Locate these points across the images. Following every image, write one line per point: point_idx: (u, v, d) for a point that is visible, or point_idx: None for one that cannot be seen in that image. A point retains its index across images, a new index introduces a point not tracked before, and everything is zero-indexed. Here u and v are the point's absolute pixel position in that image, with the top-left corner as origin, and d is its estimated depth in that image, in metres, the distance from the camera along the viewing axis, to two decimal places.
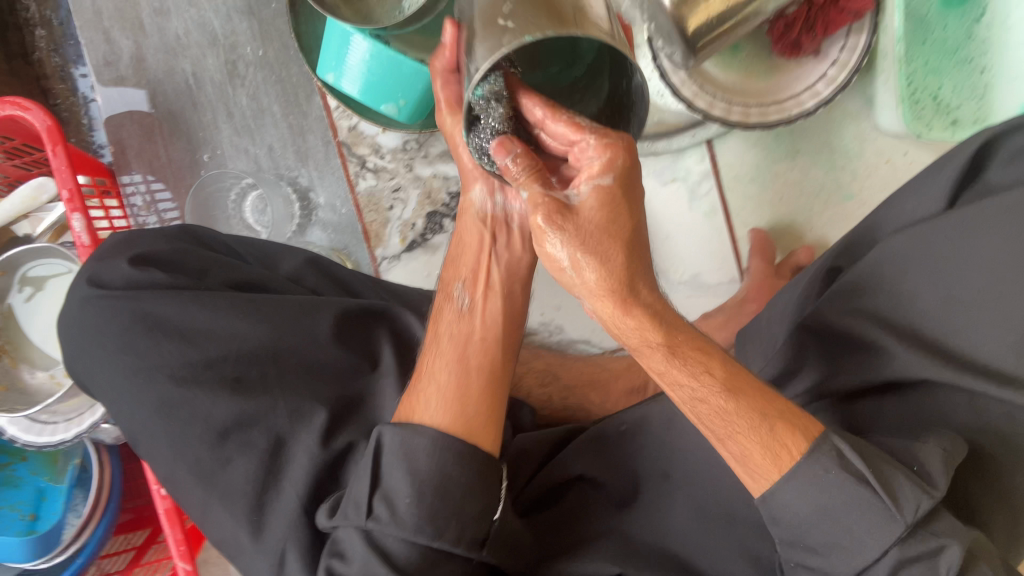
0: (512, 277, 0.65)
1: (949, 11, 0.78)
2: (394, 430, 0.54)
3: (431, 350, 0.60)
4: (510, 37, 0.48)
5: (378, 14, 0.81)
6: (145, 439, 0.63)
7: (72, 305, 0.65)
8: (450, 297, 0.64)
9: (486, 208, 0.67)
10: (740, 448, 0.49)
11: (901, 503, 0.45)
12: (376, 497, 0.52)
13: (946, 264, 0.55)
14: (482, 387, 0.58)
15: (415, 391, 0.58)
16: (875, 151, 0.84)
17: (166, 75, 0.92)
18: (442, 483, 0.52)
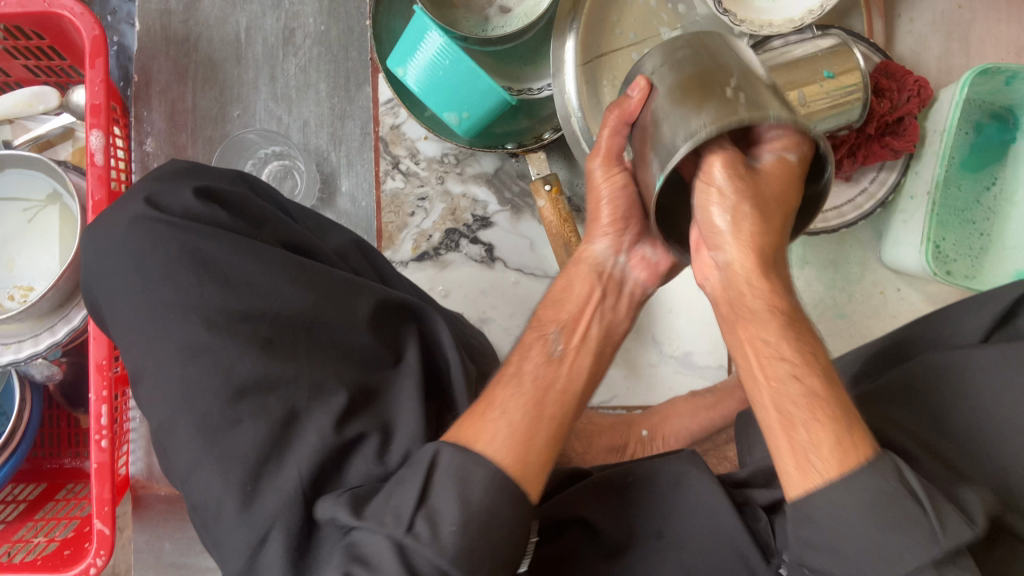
0: (608, 340, 0.62)
1: (965, 175, 0.87)
2: (453, 451, 0.50)
3: (508, 384, 0.55)
4: (738, 107, 0.49)
5: (463, 25, 0.83)
6: (151, 377, 0.59)
7: (116, 223, 0.61)
8: (541, 337, 0.59)
9: (604, 263, 0.64)
10: (812, 437, 0.46)
11: (946, 527, 0.44)
12: (419, 513, 0.48)
13: (975, 391, 0.60)
14: (546, 441, 0.53)
15: (475, 417, 0.53)
16: (872, 281, 0.90)
17: (217, 23, 0.90)
18: (488, 519, 0.48)
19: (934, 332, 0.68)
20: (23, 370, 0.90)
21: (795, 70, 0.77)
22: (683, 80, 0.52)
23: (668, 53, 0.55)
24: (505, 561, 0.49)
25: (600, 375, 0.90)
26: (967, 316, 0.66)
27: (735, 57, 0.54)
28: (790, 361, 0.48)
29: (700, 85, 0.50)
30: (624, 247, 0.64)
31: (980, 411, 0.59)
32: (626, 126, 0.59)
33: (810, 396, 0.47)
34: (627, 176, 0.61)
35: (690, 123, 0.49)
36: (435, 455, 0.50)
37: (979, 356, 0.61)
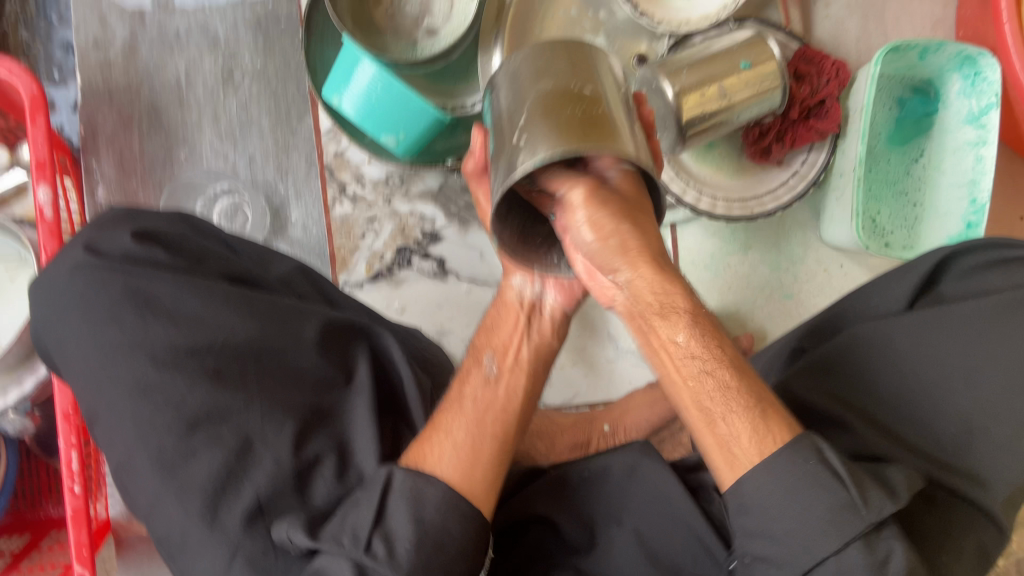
0: (539, 359, 0.66)
1: (893, 149, 0.90)
2: (405, 473, 0.55)
3: (452, 409, 0.60)
4: (523, 152, 0.48)
5: (392, 51, 0.85)
6: (107, 419, 0.61)
7: (58, 272, 0.63)
8: (478, 362, 0.64)
9: (522, 294, 0.67)
10: (732, 429, 0.52)
11: (868, 502, 0.50)
12: (376, 533, 0.52)
13: (908, 359, 0.62)
14: (494, 452, 0.58)
15: (425, 440, 0.58)
16: (815, 260, 0.93)
17: (157, 69, 0.92)
18: (441, 537, 0.53)
19: (860, 304, 0.71)
20: None
21: (712, 65, 0.79)
22: (501, 124, 0.52)
23: (529, 60, 0.52)
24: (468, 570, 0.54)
25: (560, 376, 0.92)
26: (889, 284, 0.69)
27: (561, 74, 0.50)
28: (696, 355, 0.53)
29: (542, 109, 0.48)
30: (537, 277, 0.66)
31: (905, 373, 0.62)
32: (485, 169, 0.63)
33: (723, 387, 0.53)
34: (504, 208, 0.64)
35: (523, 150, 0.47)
36: (389, 477, 0.55)
37: (903, 321, 0.63)
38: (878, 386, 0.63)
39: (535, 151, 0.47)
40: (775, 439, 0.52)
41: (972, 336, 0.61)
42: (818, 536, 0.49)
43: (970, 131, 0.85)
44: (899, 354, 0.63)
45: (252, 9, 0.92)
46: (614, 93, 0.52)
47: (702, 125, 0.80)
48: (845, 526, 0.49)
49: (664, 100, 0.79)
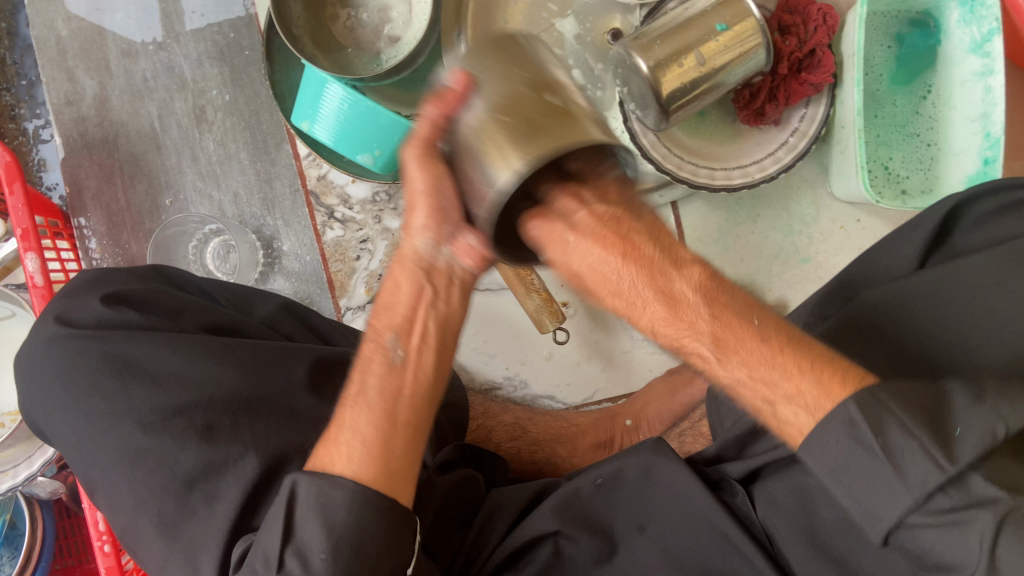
0: (444, 329, 0.58)
1: (898, 89, 0.84)
2: (309, 480, 0.50)
3: (355, 402, 0.54)
4: (529, 145, 0.47)
5: (357, 66, 0.83)
6: (104, 488, 0.60)
7: (34, 346, 0.64)
8: (379, 346, 0.56)
9: (426, 257, 0.56)
10: (795, 410, 0.47)
11: (907, 474, 0.42)
12: (288, 551, 0.49)
13: (914, 326, 0.58)
14: (406, 441, 0.54)
15: (330, 442, 0.53)
16: (830, 218, 0.88)
17: (131, 117, 0.91)
18: (359, 539, 0.49)
19: (872, 266, 0.66)
20: (29, 492, 0.93)
21: (685, 32, 0.74)
22: (494, 109, 0.49)
23: (478, 60, 0.52)
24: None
25: (578, 373, 0.90)
26: (896, 245, 0.64)
27: (528, 67, 0.52)
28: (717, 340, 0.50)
29: (514, 106, 0.49)
30: (445, 235, 0.55)
31: (923, 336, 0.58)
32: (448, 117, 0.52)
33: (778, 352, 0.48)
34: (447, 167, 0.53)
35: (497, 160, 0.47)
36: (293, 487, 0.50)
37: (915, 281, 0.59)
38: (898, 342, 0.59)
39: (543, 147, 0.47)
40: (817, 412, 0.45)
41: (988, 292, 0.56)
42: (874, 506, 0.43)
43: (975, 61, 0.78)
44: (918, 314, 0.58)
45: (214, 42, 0.90)
46: (557, 77, 0.53)
47: (685, 97, 0.75)
48: (893, 502, 0.42)
49: (640, 77, 0.75)
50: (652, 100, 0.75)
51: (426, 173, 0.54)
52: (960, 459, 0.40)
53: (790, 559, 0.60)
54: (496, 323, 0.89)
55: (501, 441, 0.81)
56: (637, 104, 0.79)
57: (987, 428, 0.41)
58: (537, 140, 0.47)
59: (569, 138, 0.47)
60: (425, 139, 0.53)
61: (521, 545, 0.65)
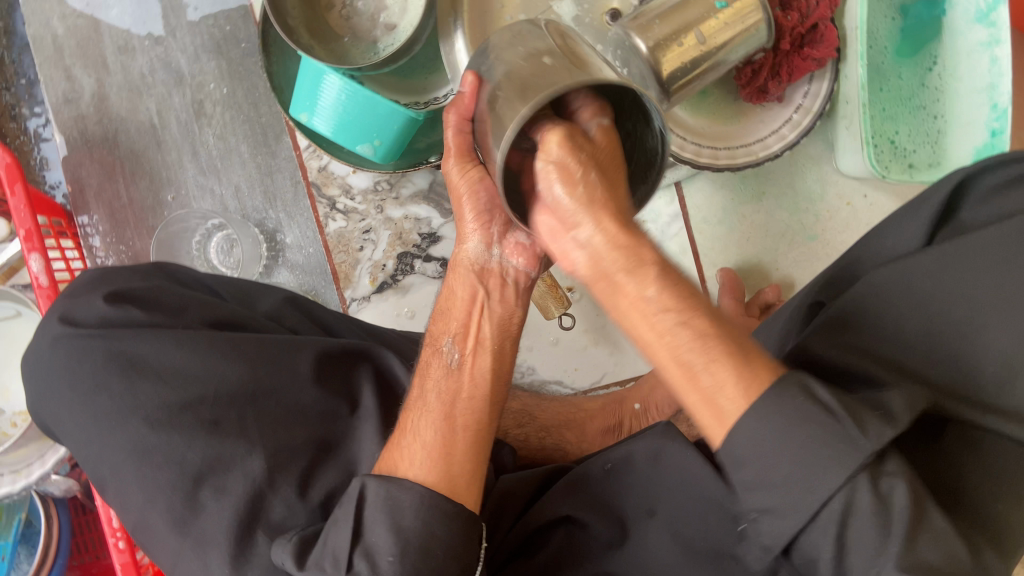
0: (504, 333, 0.62)
1: (903, 62, 0.83)
2: (377, 483, 0.51)
3: (416, 407, 0.57)
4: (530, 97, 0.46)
5: (353, 56, 0.83)
6: (114, 487, 0.60)
7: (39, 346, 0.64)
8: (438, 350, 0.61)
9: (481, 259, 0.63)
10: (714, 381, 0.41)
11: (866, 433, 0.40)
12: (357, 552, 0.50)
13: (924, 303, 0.56)
14: (467, 442, 0.56)
15: (394, 447, 0.56)
16: (836, 194, 0.87)
17: (129, 114, 0.91)
18: (427, 543, 0.50)
19: (878, 244, 0.65)
20: (43, 490, 0.94)
21: (684, 11, 0.73)
22: (508, 78, 0.49)
23: (493, 50, 0.54)
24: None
25: (585, 357, 0.89)
26: (904, 220, 0.64)
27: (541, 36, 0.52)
28: (667, 309, 0.43)
29: (525, 68, 0.49)
30: (495, 240, 0.63)
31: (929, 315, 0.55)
32: (468, 121, 0.57)
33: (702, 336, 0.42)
34: (482, 170, 0.60)
35: (506, 121, 0.48)
36: (362, 488, 0.52)
37: (919, 258, 0.57)
38: (905, 323, 0.56)
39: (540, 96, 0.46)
40: (760, 383, 0.42)
41: (1001, 266, 0.54)
42: (811, 478, 0.40)
43: (981, 31, 0.75)
44: (924, 294, 0.56)
45: (211, 36, 0.89)
46: (584, 50, 0.52)
47: (687, 77, 0.74)
48: (826, 474, 0.40)
49: (640, 58, 0.74)
50: (652, 83, 0.74)
51: (467, 180, 0.61)
52: (903, 422, 0.42)
53: None
54: None
55: (508, 429, 0.78)
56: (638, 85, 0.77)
57: (905, 408, 0.43)
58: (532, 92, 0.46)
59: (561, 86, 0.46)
60: (460, 150, 0.60)
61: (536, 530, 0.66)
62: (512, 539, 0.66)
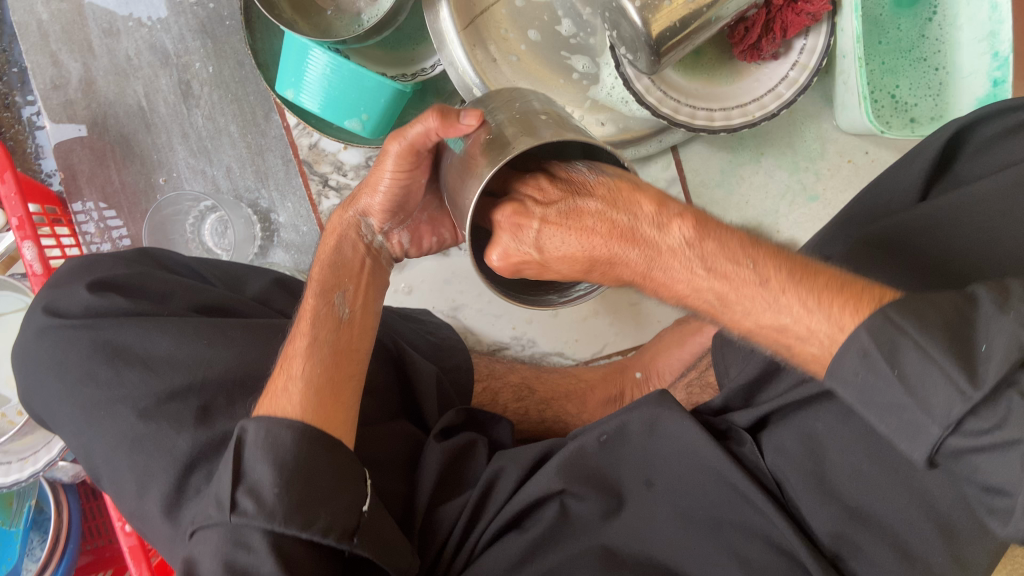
0: (376, 292, 0.68)
1: (901, 12, 0.80)
2: (262, 425, 0.53)
3: (310, 355, 0.60)
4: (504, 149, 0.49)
5: (337, 29, 0.81)
6: (107, 472, 0.60)
7: (27, 338, 0.64)
8: (325, 305, 0.63)
9: (364, 234, 0.68)
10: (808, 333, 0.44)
11: (930, 401, 0.40)
12: (241, 491, 0.51)
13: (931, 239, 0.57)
14: (352, 393, 0.60)
15: (274, 392, 0.57)
16: (836, 152, 0.85)
17: (117, 97, 0.90)
18: (309, 473, 0.52)
19: (872, 202, 0.65)
20: (52, 477, 0.94)
21: None
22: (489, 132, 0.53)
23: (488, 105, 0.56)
24: (348, 514, 0.53)
25: (585, 327, 0.89)
26: (901, 169, 0.63)
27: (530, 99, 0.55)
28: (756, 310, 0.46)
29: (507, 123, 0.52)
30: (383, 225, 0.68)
31: (936, 256, 0.56)
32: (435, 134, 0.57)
33: (776, 297, 0.45)
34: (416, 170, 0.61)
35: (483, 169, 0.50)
36: (241, 433, 0.53)
37: (916, 212, 0.58)
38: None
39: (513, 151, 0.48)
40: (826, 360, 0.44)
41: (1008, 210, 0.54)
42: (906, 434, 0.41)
43: None
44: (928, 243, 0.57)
45: (194, 14, 0.88)
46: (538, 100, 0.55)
47: (677, 37, 0.72)
48: (920, 433, 0.40)
49: (629, 21, 0.71)
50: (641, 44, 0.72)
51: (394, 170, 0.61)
52: (984, 381, 0.38)
53: (803, 509, 0.59)
54: None
55: (507, 403, 0.80)
56: (628, 48, 0.75)
57: (1011, 340, 0.38)
58: (509, 146, 0.49)
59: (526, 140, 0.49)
60: (410, 146, 0.58)
61: (529, 505, 0.64)
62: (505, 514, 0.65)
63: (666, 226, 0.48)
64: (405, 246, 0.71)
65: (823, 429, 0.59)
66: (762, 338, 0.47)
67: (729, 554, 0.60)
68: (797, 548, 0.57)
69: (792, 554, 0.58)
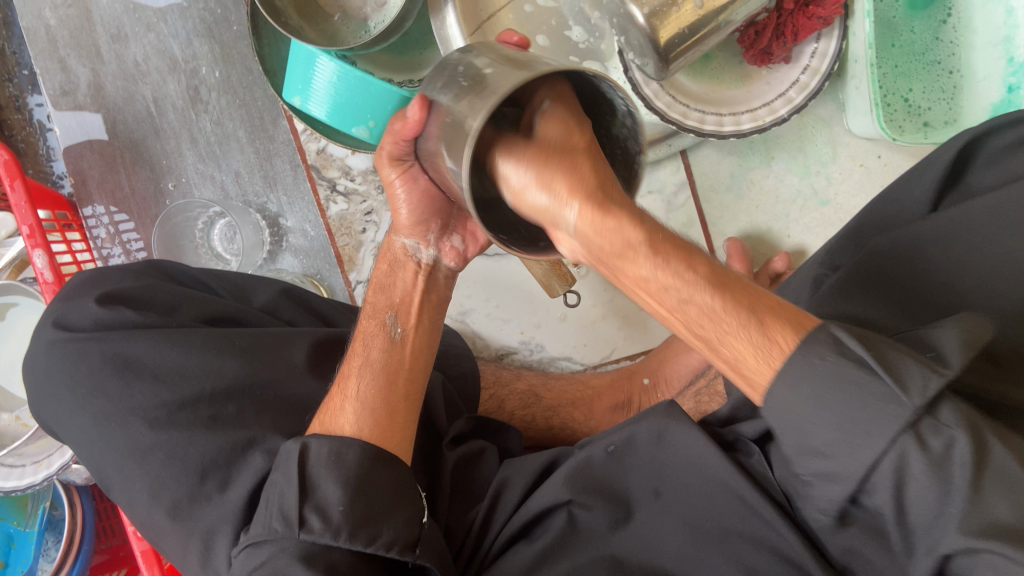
0: (436, 303, 0.68)
1: (915, 15, 0.78)
2: (320, 442, 0.54)
3: (361, 372, 0.61)
4: (464, 132, 0.44)
5: (344, 35, 0.82)
6: (117, 483, 0.60)
7: (37, 350, 0.65)
8: (378, 322, 0.64)
9: (409, 249, 0.66)
10: (733, 348, 0.42)
11: (908, 386, 0.36)
12: (307, 508, 0.51)
13: (945, 254, 0.56)
14: (407, 412, 0.61)
15: (331, 411, 0.59)
16: (848, 155, 0.84)
17: (126, 102, 0.90)
18: (353, 479, 0.53)
19: (882, 212, 0.64)
20: (66, 479, 0.95)
21: None
22: (445, 121, 0.47)
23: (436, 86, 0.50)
24: (407, 527, 0.54)
25: (593, 332, 0.89)
26: (911, 180, 0.62)
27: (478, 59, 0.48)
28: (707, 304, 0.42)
29: (458, 99, 0.46)
30: (428, 242, 0.65)
31: (947, 271, 0.56)
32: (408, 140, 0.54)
33: (710, 309, 0.42)
34: (414, 173, 0.58)
35: (458, 164, 0.45)
36: (303, 448, 0.54)
37: (923, 228, 0.58)
38: (924, 278, 0.57)
39: (472, 127, 0.42)
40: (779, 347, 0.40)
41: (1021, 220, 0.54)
42: (859, 441, 0.37)
43: None
44: (938, 252, 0.57)
45: (201, 20, 0.88)
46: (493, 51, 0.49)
47: (685, 43, 0.71)
48: (883, 426, 0.36)
49: (637, 27, 0.71)
50: (649, 51, 0.71)
51: (402, 181, 0.59)
52: (954, 364, 0.38)
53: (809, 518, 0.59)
54: (506, 286, 0.88)
55: (515, 410, 0.80)
56: (637, 54, 0.75)
57: (959, 338, 0.39)
58: (466, 123, 0.43)
59: (500, 84, 0.43)
60: (394, 158, 0.57)
61: (537, 514, 0.64)
62: (513, 524, 0.65)
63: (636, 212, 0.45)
64: (460, 251, 0.67)
65: None
66: (705, 332, 0.43)
67: (733, 560, 0.59)
68: (805, 561, 0.57)
69: (799, 565, 0.57)
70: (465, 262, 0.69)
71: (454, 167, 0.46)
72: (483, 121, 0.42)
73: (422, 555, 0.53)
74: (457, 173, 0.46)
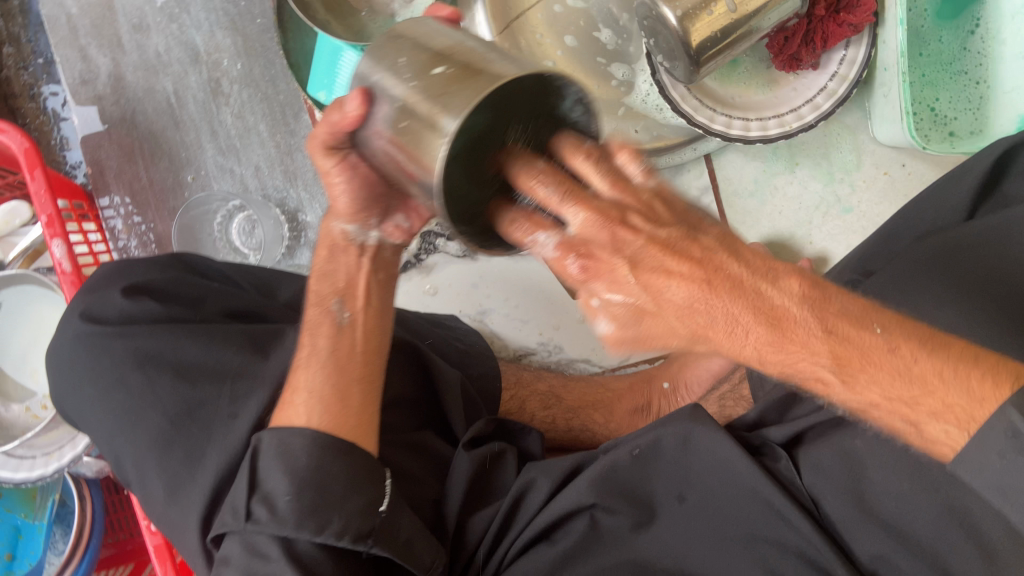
0: (380, 282, 0.65)
1: (943, 24, 0.78)
2: (271, 435, 0.54)
3: (308, 363, 0.59)
4: (427, 131, 0.39)
5: (370, 30, 0.80)
6: (138, 478, 0.59)
7: (60, 342, 0.64)
8: (324, 311, 0.61)
9: (351, 233, 0.62)
10: (932, 418, 0.40)
11: None
12: (256, 500, 0.52)
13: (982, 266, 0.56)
14: (363, 396, 0.59)
15: (284, 406, 0.57)
16: (872, 163, 0.84)
17: (146, 93, 0.90)
18: (320, 479, 0.53)
19: (916, 220, 0.64)
20: (75, 472, 0.95)
21: None
22: (397, 113, 0.42)
23: (374, 71, 0.45)
24: (362, 517, 0.53)
25: None
26: (947, 189, 0.62)
27: (425, 45, 0.43)
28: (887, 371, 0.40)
29: (420, 92, 0.41)
30: (368, 225, 0.62)
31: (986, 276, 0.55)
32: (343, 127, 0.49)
33: (892, 384, 0.40)
34: (352, 160, 0.54)
35: (422, 166, 0.40)
36: (256, 443, 0.54)
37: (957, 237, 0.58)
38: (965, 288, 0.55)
39: (446, 129, 0.38)
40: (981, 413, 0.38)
41: None
42: None
43: None
44: (975, 263, 0.56)
45: (225, 12, 0.88)
46: (448, 34, 0.44)
47: (717, 47, 0.71)
48: None
49: (669, 29, 0.70)
50: (681, 53, 0.71)
51: (337, 168, 0.55)
52: None
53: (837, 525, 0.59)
54: (527, 287, 0.89)
55: (534, 411, 0.80)
56: (665, 57, 0.75)
57: None
58: (433, 122, 0.39)
59: (474, 80, 0.39)
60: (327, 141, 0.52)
61: (559, 516, 0.64)
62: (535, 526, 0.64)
63: (779, 282, 0.41)
64: (406, 228, 0.63)
65: (862, 447, 0.58)
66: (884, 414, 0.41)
67: (760, 566, 0.59)
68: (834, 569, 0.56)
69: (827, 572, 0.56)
70: (412, 239, 0.66)
71: (411, 167, 0.41)
72: (459, 120, 0.37)
73: (378, 547, 0.52)
74: (419, 179, 0.41)
